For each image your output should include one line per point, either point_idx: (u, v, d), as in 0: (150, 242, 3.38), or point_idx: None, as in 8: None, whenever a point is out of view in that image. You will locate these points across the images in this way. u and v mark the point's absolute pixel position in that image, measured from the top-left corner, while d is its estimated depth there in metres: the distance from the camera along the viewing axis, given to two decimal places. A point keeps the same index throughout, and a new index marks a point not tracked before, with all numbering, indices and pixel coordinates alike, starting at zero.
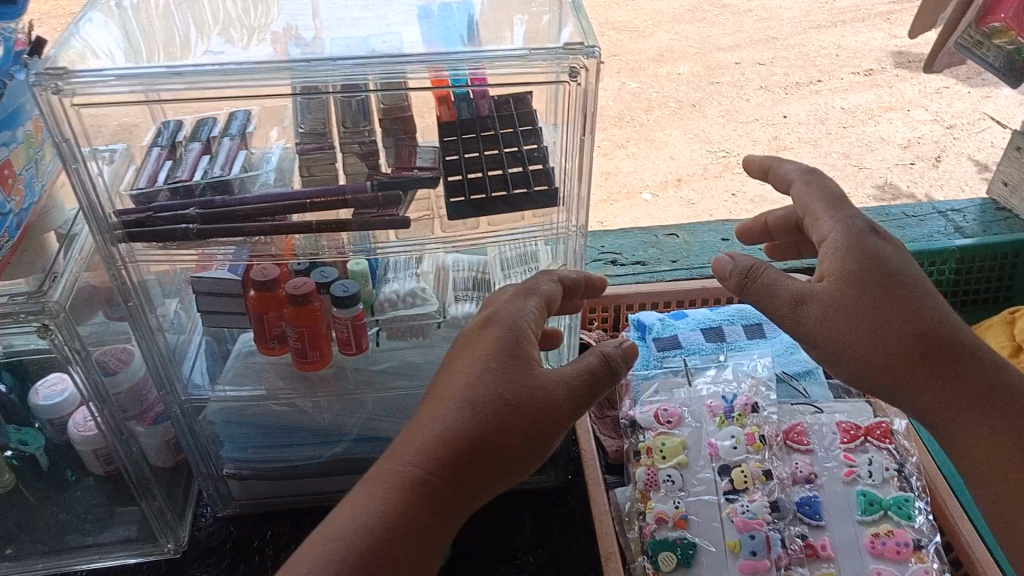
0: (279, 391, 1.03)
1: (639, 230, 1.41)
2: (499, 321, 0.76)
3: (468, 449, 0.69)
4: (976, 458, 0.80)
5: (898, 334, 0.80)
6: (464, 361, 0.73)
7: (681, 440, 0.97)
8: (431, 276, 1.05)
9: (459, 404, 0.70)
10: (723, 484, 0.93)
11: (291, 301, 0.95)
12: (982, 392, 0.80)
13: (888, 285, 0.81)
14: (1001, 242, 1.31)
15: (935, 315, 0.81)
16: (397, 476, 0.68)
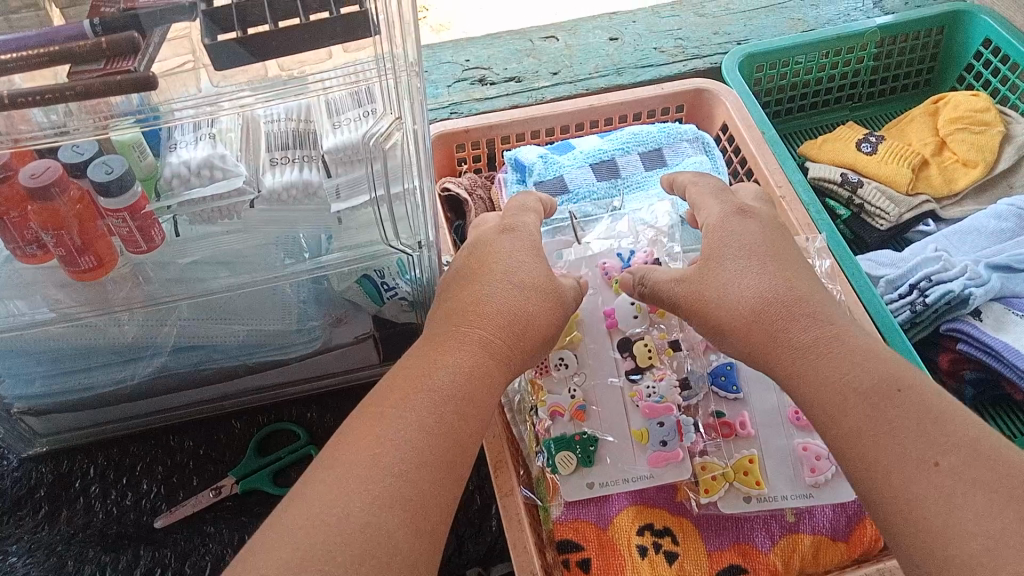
0: (63, 308, 0.78)
1: (510, 34, 1.14)
2: (504, 237, 0.75)
3: (514, 324, 0.68)
4: (813, 404, 0.63)
5: (747, 289, 0.69)
6: (490, 259, 0.72)
7: (575, 313, 0.85)
8: (233, 133, 0.75)
9: (522, 291, 0.70)
10: (625, 363, 0.82)
11: (32, 195, 0.69)
12: (837, 345, 0.64)
13: (749, 254, 0.72)
14: (926, 17, 1.13)
15: (796, 282, 0.70)
16: (468, 340, 0.65)
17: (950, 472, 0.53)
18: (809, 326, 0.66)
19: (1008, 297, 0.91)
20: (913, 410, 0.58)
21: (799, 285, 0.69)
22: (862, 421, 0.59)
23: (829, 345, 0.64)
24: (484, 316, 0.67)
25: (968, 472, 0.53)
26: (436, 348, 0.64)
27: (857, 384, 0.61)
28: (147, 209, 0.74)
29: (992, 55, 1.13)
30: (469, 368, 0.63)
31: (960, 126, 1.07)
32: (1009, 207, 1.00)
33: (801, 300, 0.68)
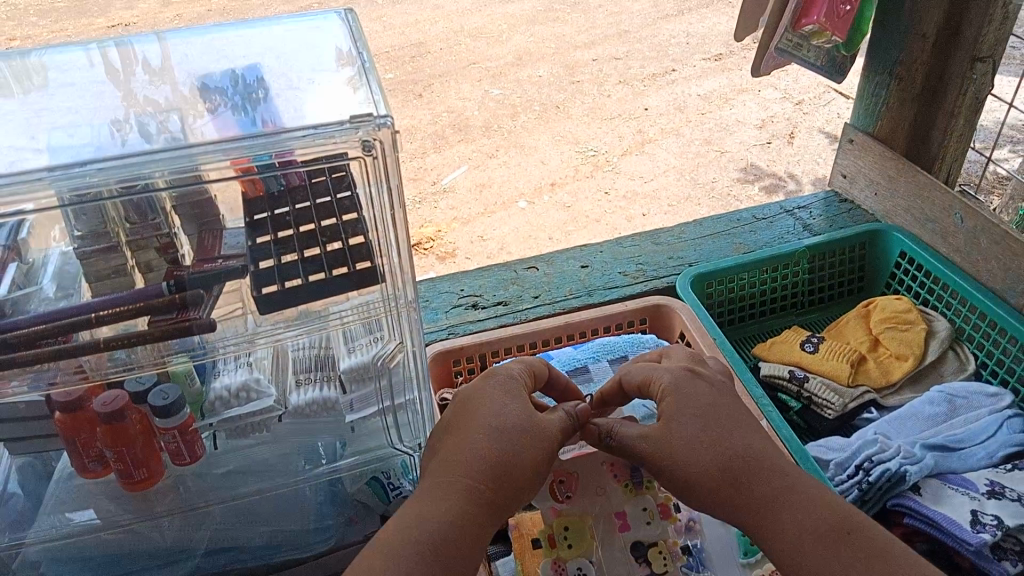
0: (113, 517, 0.91)
1: (498, 266, 1.35)
2: (487, 382, 0.83)
3: (498, 470, 0.76)
4: (781, 552, 0.74)
5: (714, 446, 0.79)
6: (478, 409, 0.80)
7: (585, 515, 0.90)
8: (266, 361, 0.93)
9: (503, 437, 0.77)
10: (640, 568, 0.90)
11: (102, 419, 0.84)
12: (790, 499, 0.76)
13: (706, 414, 0.81)
14: (847, 236, 1.36)
15: (747, 438, 0.80)
16: (455, 491, 0.74)
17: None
18: (767, 479, 0.77)
19: (945, 473, 1.02)
20: (862, 556, 0.71)
21: (751, 440, 0.80)
22: (823, 571, 0.71)
23: (785, 500, 0.76)
24: (456, 471, 0.76)
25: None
26: (431, 498, 0.74)
27: (812, 536, 0.73)
28: (195, 426, 0.89)
29: (909, 263, 1.34)
30: (460, 516, 0.73)
31: (889, 325, 1.24)
32: (939, 393, 1.15)
33: (757, 458, 0.78)
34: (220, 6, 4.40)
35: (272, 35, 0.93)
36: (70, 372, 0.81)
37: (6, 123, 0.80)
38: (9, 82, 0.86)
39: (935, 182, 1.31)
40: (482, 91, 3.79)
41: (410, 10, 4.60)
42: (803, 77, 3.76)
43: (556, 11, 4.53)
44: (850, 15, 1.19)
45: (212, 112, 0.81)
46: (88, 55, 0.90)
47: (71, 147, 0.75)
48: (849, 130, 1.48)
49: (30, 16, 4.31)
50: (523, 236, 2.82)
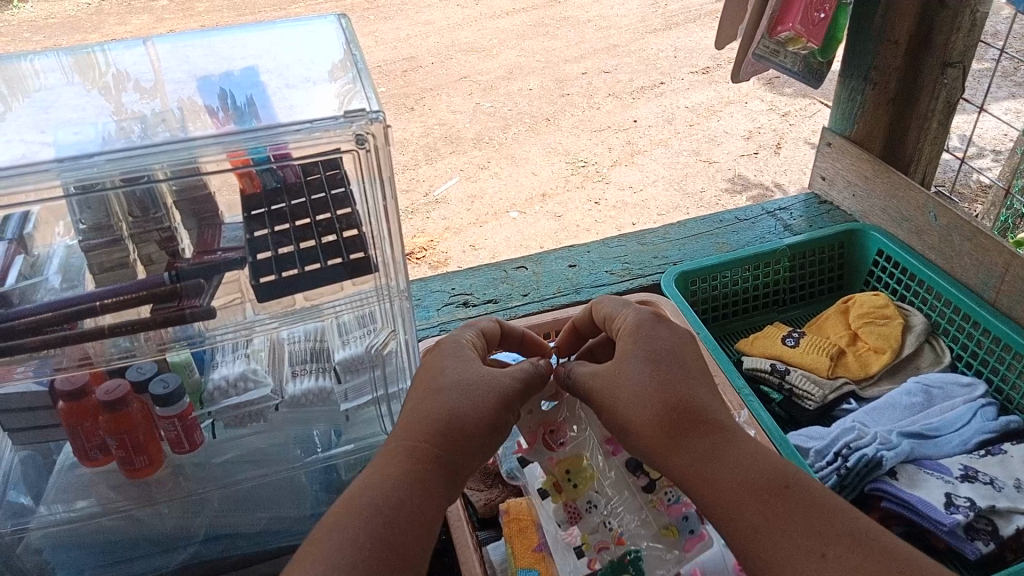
0: (112, 504, 0.93)
1: (487, 266, 1.39)
2: (442, 350, 0.88)
3: (456, 429, 0.79)
4: (713, 499, 0.76)
5: (654, 392, 0.81)
6: (434, 373, 0.84)
7: (580, 453, 0.96)
8: (263, 353, 0.96)
9: (459, 395, 0.81)
10: (641, 479, 0.92)
11: (104, 407, 0.87)
12: (729, 447, 0.78)
13: (656, 359, 0.83)
14: (826, 235, 1.40)
15: (693, 386, 0.82)
16: (413, 454, 0.77)
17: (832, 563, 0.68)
18: (707, 430, 0.79)
19: (921, 459, 1.06)
20: (796, 509, 0.72)
21: (695, 389, 0.82)
22: (755, 521, 0.72)
23: (720, 448, 0.78)
24: (412, 425, 0.80)
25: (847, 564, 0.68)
26: (387, 459, 0.77)
27: (747, 486, 0.75)
28: (194, 416, 0.92)
29: (886, 261, 1.39)
30: (418, 473, 0.76)
31: (868, 320, 1.28)
32: (915, 383, 1.18)
33: (700, 407, 0.80)
34: (214, 22, 4.45)
35: (266, 38, 0.97)
36: (74, 359, 0.85)
37: (13, 119, 0.83)
38: (15, 85, 0.89)
39: (908, 182, 1.36)
40: (474, 104, 3.85)
41: (402, 25, 4.66)
42: (789, 89, 3.84)
43: (547, 27, 4.59)
44: (824, 23, 1.24)
45: (209, 106, 0.85)
46: (90, 57, 0.93)
47: (76, 142, 0.78)
48: (827, 134, 1.53)
49: (25, 31, 4.34)
50: (515, 246, 2.86)
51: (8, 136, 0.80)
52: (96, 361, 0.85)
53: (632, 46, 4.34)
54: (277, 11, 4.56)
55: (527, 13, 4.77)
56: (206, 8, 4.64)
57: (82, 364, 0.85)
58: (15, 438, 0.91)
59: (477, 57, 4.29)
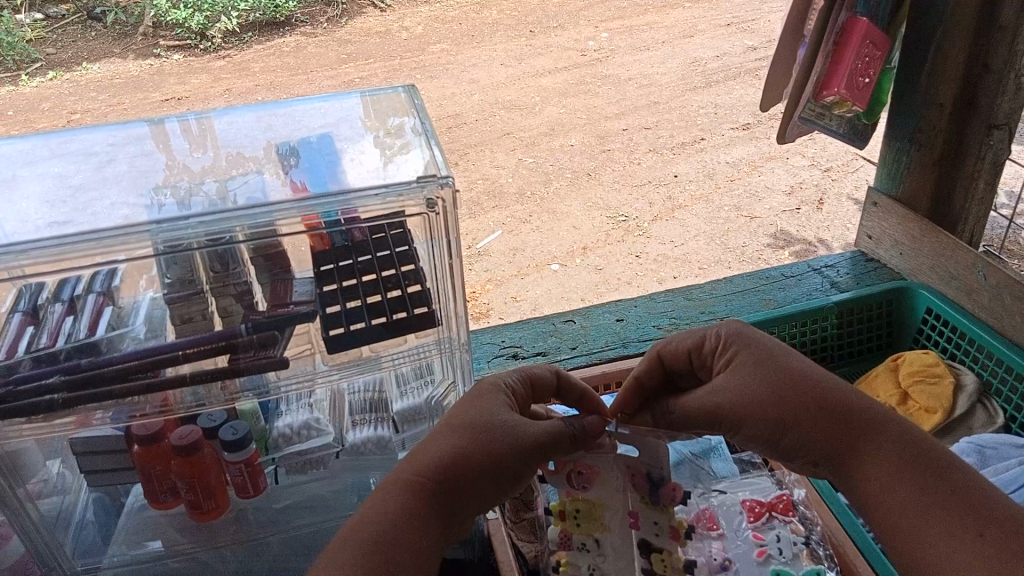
0: (178, 546, 0.97)
1: (536, 319, 1.42)
2: (470, 390, 0.83)
3: (455, 470, 0.75)
4: (865, 484, 0.75)
5: (778, 391, 0.80)
6: (455, 408, 0.80)
7: (600, 507, 0.90)
8: (325, 403, 1.01)
9: (454, 432, 0.77)
10: (641, 562, 0.90)
11: (178, 452, 0.91)
12: (884, 429, 0.76)
13: (768, 361, 0.83)
14: (872, 294, 1.42)
15: (825, 380, 0.80)
16: (397, 485, 0.74)
17: (993, 543, 0.67)
18: (846, 419, 0.78)
19: None
20: (951, 488, 0.71)
21: (828, 379, 0.81)
22: (916, 504, 0.72)
23: (870, 434, 0.76)
24: (411, 458, 0.76)
25: (1006, 545, 0.67)
26: (383, 491, 0.75)
27: (898, 462, 0.74)
28: (259, 463, 0.96)
29: (934, 318, 1.39)
30: (411, 509, 0.73)
31: (917, 379, 1.29)
32: (969, 444, 1.18)
33: (835, 396, 0.79)
34: (267, 81, 4.65)
35: (342, 108, 1.05)
36: (155, 406, 0.89)
37: (111, 184, 0.90)
38: (110, 152, 0.98)
39: (956, 242, 1.37)
40: (516, 159, 3.94)
41: (447, 83, 4.80)
42: (830, 145, 3.86)
43: (587, 84, 4.71)
44: (868, 87, 1.27)
45: (286, 169, 0.92)
46: (180, 124, 1.03)
47: (162, 206, 0.85)
48: (874, 193, 1.54)
49: (91, 90, 4.58)
50: (556, 298, 2.90)
51: (107, 199, 0.87)
52: (168, 408, 0.90)
53: (671, 102, 4.42)
54: (328, 72, 4.77)
55: (568, 71, 4.90)
56: (261, 68, 4.85)
57: (157, 412, 0.90)
58: (90, 480, 0.96)
59: (518, 114, 4.41)
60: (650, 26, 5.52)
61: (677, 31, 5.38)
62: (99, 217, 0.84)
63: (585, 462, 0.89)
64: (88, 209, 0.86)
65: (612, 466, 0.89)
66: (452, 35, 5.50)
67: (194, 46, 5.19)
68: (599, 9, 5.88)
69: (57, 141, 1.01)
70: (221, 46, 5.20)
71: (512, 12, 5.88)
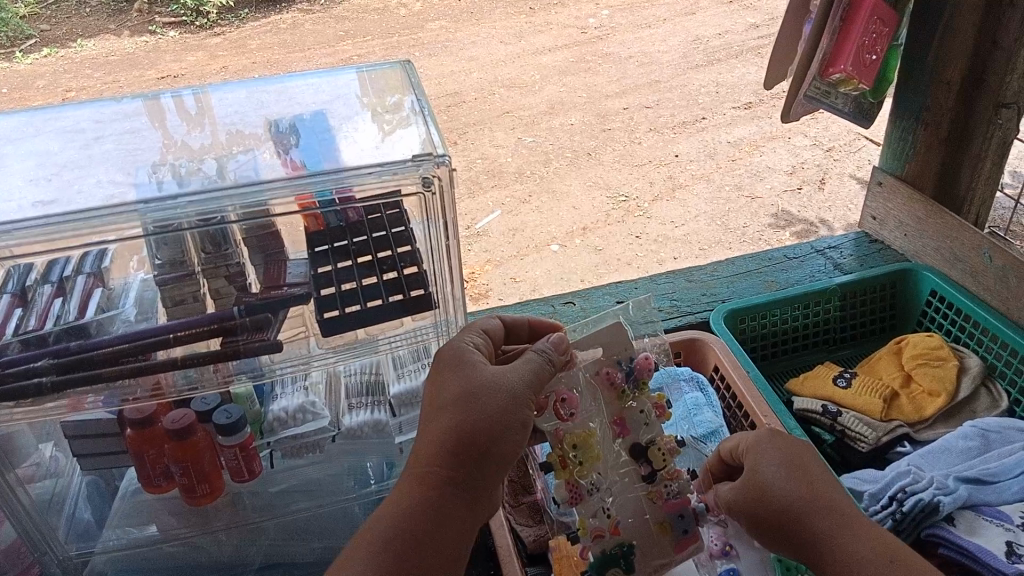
0: (173, 531, 0.96)
1: (535, 301, 1.40)
2: (440, 356, 0.82)
3: (464, 443, 0.76)
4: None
5: (783, 487, 0.84)
6: (437, 383, 0.80)
7: (589, 431, 0.92)
8: (320, 385, 1.00)
9: (449, 411, 0.77)
10: (642, 468, 0.94)
11: (171, 436, 0.90)
12: (862, 529, 0.80)
13: (783, 458, 0.87)
14: (876, 275, 1.41)
15: (828, 482, 0.85)
16: (415, 479, 0.75)
17: None
18: (833, 516, 0.81)
19: (979, 505, 1.05)
20: None
21: (827, 486, 0.84)
22: None
23: (849, 532, 0.80)
24: (418, 450, 0.77)
25: None
26: (401, 490, 0.76)
27: (870, 560, 0.77)
28: (253, 447, 0.94)
29: (939, 301, 1.38)
30: (437, 501, 0.74)
31: (920, 362, 1.28)
32: (973, 428, 1.16)
33: (830, 498, 0.83)
34: (264, 59, 4.59)
35: (337, 84, 1.03)
36: (146, 390, 0.87)
37: (99, 163, 0.88)
38: (99, 128, 0.96)
39: (962, 222, 1.35)
40: (515, 138, 3.89)
41: (446, 61, 4.75)
42: (833, 125, 3.83)
43: (587, 62, 4.65)
44: (875, 64, 1.24)
45: (279, 147, 0.90)
46: (174, 100, 1.00)
47: (157, 184, 0.83)
48: (878, 173, 1.53)
49: (85, 67, 4.52)
50: (555, 279, 2.88)
51: (96, 176, 0.85)
52: (158, 393, 0.87)
53: (672, 81, 4.37)
54: (325, 49, 4.71)
55: (568, 49, 4.84)
56: (257, 45, 4.78)
57: (148, 396, 0.87)
58: (82, 464, 0.94)
59: (518, 92, 4.36)
60: (652, 3, 5.45)
61: (679, 8, 5.31)
62: (86, 196, 0.82)
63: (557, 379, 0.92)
64: (75, 187, 0.84)
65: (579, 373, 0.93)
66: (451, 12, 5.43)
67: (190, 22, 5.11)
68: None
69: (44, 117, 0.98)
70: (217, 22, 5.12)
71: None
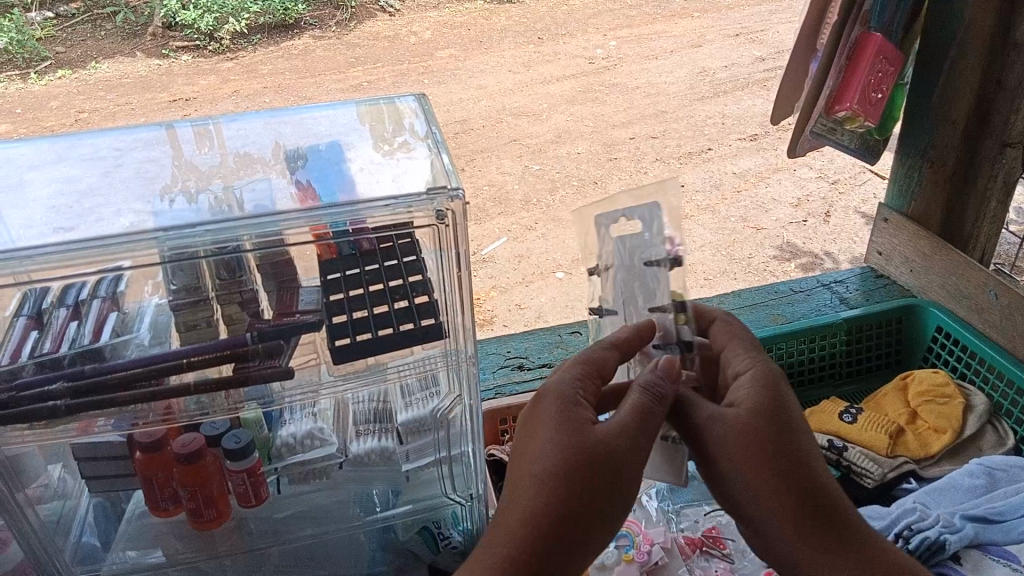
0: (179, 555, 0.96)
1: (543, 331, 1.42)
2: (543, 406, 0.81)
3: (551, 523, 0.74)
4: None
5: (739, 478, 0.81)
6: (527, 446, 0.79)
7: None
8: (329, 412, 1.01)
9: (553, 480, 0.75)
10: None
11: (179, 460, 0.91)
12: (843, 540, 0.81)
13: (731, 442, 0.81)
14: (884, 310, 1.42)
15: (795, 469, 0.80)
16: (518, 538, 0.75)
17: None
18: (818, 519, 0.80)
19: (985, 544, 1.05)
20: None
21: (801, 474, 0.80)
22: None
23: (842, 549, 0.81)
24: (524, 519, 0.75)
25: None
26: (499, 541, 0.76)
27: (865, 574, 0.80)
28: (261, 471, 0.95)
29: (945, 337, 1.39)
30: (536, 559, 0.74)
31: (926, 399, 1.28)
32: (979, 465, 1.16)
33: (810, 486, 0.81)
34: (276, 84, 4.66)
35: (350, 116, 1.05)
36: (158, 414, 0.88)
37: (119, 189, 0.90)
38: (120, 155, 0.98)
39: (968, 260, 1.36)
40: (523, 166, 3.93)
41: (455, 88, 4.80)
42: (839, 158, 3.85)
43: (594, 92, 4.70)
44: (880, 102, 1.26)
45: (295, 177, 0.91)
46: (188, 130, 1.03)
47: (172, 212, 0.85)
48: (884, 210, 1.54)
49: (99, 89, 4.58)
50: (560, 307, 2.89)
51: (115, 203, 0.87)
52: (169, 418, 0.89)
53: (679, 113, 4.41)
54: (336, 76, 4.77)
55: (576, 79, 4.89)
56: (269, 70, 4.84)
57: (159, 421, 0.88)
58: (90, 486, 0.95)
59: (525, 121, 4.40)
60: (660, 35, 5.51)
61: (687, 40, 5.37)
62: (105, 223, 0.83)
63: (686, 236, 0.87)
64: (96, 214, 0.85)
65: (637, 240, 0.89)
66: (460, 40, 5.50)
67: (203, 47, 5.17)
68: (609, 17, 5.88)
69: (66, 143, 1.00)
70: (231, 48, 5.20)
71: (521, 19, 5.88)
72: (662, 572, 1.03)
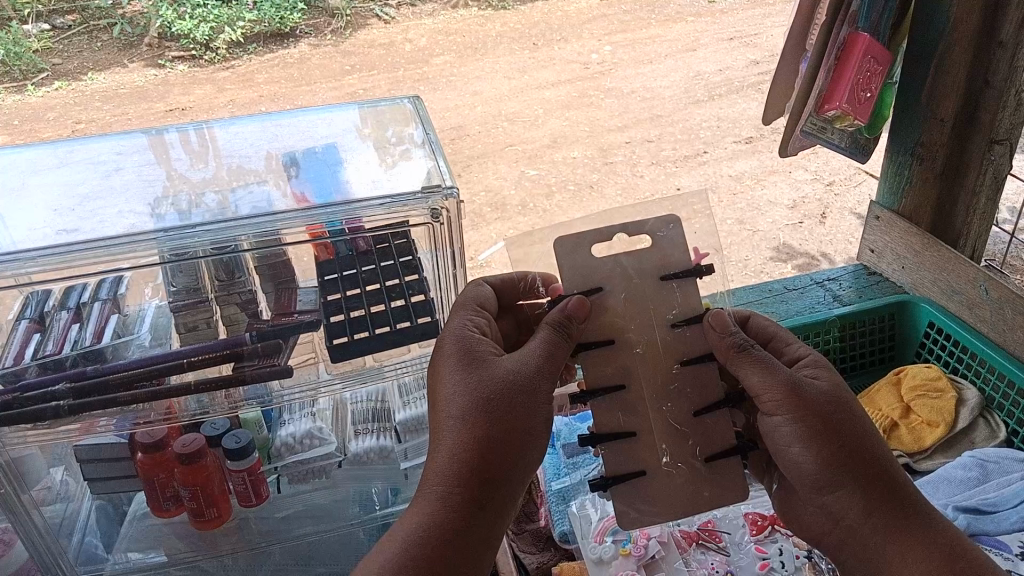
0: (180, 554, 0.98)
1: None
2: (441, 350, 0.79)
3: (484, 459, 0.73)
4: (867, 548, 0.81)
5: (798, 445, 0.82)
6: (436, 390, 0.77)
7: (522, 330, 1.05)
8: (327, 412, 1.03)
9: (468, 416, 0.74)
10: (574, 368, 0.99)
11: (181, 460, 0.92)
12: (903, 511, 0.80)
13: (795, 405, 0.82)
14: (875, 306, 1.44)
15: (857, 435, 0.81)
16: (446, 487, 0.73)
17: None
18: (878, 488, 0.81)
19: (978, 535, 1.07)
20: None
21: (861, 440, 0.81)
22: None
23: (901, 520, 0.80)
24: (447, 466, 0.73)
25: None
26: (426, 490, 0.74)
27: (927, 547, 0.78)
28: (260, 471, 0.96)
29: (937, 333, 1.41)
30: (464, 500, 0.72)
31: (919, 393, 1.30)
32: (971, 458, 1.18)
33: (872, 455, 0.81)
34: (272, 92, 4.67)
35: (347, 118, 1.07)
36: (160, 414, 0.89)
37: (120, 192, 0.91)
38: (119, 159, 0.99)
39: (957, 256, 1.37)
40: (519, 171, 3.94)
41: (451, 95, 4.83)
42: (833, 159, 3.87)
43: (590, 97, 4.73)
44: (870, 101, 1.28)
45: (292, 178, 0.93)
46: (185, 135, 1.04)
47: (173, 215, 0.86)
48: (876, 207, 1.56)
49: (96, 99, 4.59)
50: None
51: (115, 207, 0.88)
52: (171, 418, 0.90)
53: (674, 116, 4.44)
54: (331, 83, 4.79)
55: (571, 84, 4.92)
56: (266, 78, 4.87)
57: (160, 421, 0.89)
58: (92, 488, 0.96)
59: (520, 126, 4.42)
60: (654, 40, 5.54)
61: (682, 45, 5.40)
62: (106, 225, 0.85)
63: (692, 245, 0.94)
64: (97, 216, 0.86)
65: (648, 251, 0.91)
66: (455, 47, 5.53)
67: (199, 57, 5.19)
68: (603, 22, 5.91)
69: (65, 148, 1.02)
70: (227, 57, 5.22)
71: (516, 25, 5.91)
72: (660, 566, 1.03)
